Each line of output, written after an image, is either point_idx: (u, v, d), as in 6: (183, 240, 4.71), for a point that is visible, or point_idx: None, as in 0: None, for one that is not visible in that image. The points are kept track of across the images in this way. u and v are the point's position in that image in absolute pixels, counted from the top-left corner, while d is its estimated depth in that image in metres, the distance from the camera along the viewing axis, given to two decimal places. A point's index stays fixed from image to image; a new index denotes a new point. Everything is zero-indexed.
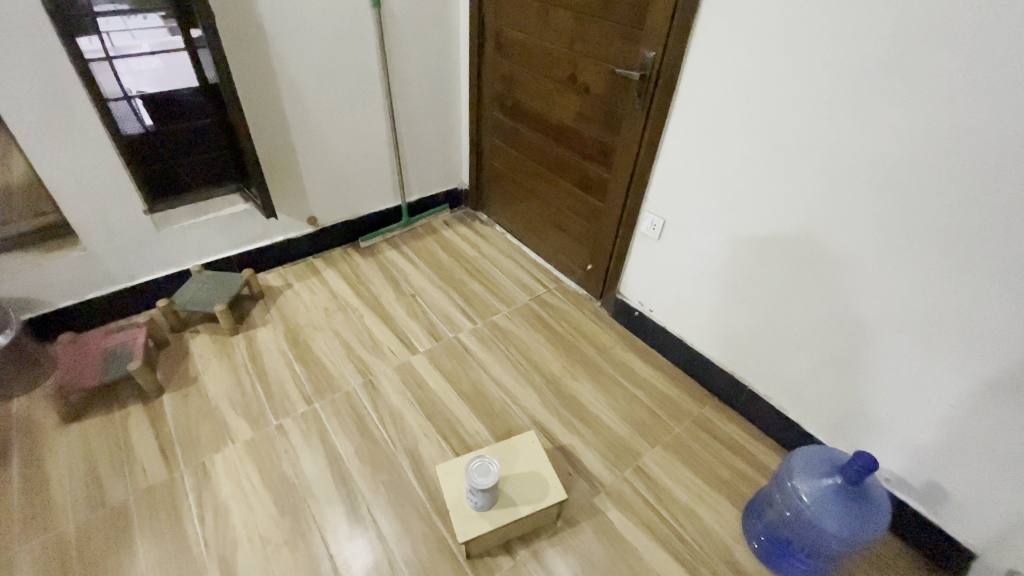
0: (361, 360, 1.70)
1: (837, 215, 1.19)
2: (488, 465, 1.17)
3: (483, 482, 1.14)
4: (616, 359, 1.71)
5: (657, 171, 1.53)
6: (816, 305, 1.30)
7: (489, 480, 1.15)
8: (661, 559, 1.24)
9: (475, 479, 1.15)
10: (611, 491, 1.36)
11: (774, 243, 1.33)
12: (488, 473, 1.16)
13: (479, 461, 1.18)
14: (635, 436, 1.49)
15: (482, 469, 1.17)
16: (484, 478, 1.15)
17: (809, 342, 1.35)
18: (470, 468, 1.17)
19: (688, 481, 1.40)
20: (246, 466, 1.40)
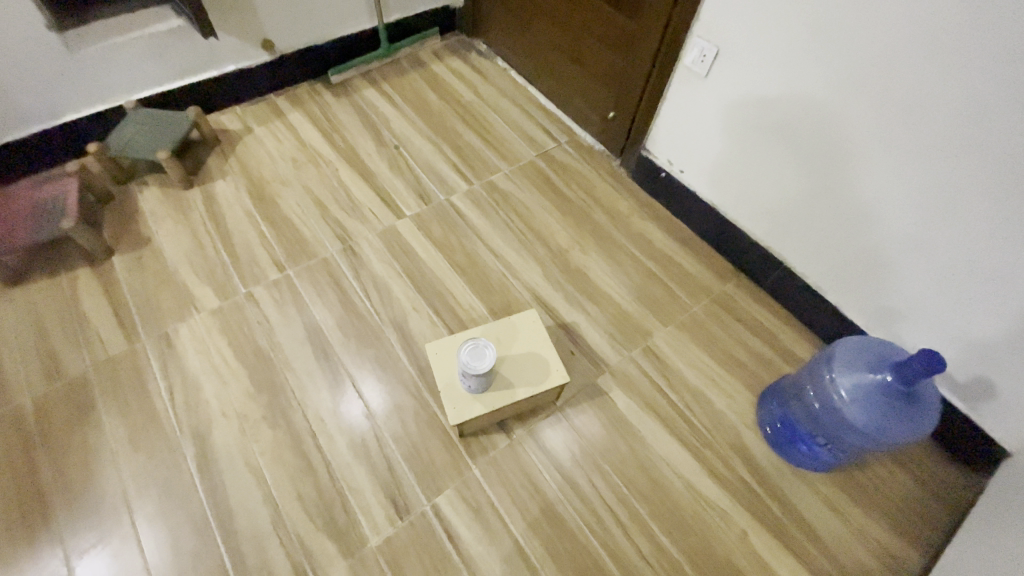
0: (336, 221, 1.46)
1: (966, 43, 0.85)
2: (483, 347, 1.02)
3: (475, 367, 0.99)
4: (632, 229, 1.48)
5: None
6: (899, 171, 1.02)
7: (483, 366, 1.00)
8: (666, 443, 1.15)
9: (467, 363, 1.00)
10: (616, 372, 1.23)
11: (858, 85, 1.01)
12: (482, 357, 1.01)
13: (472, 342, 1.02)
14: (648, 314, 1.33)
15: (475, 352, 1.01)
16: (478, 363, 1.00)
17: (876, 216, 1.10)
18: (461, 351, 1.01)
19: (704, 364, 1.26)
20: (213, 337, 1.25)
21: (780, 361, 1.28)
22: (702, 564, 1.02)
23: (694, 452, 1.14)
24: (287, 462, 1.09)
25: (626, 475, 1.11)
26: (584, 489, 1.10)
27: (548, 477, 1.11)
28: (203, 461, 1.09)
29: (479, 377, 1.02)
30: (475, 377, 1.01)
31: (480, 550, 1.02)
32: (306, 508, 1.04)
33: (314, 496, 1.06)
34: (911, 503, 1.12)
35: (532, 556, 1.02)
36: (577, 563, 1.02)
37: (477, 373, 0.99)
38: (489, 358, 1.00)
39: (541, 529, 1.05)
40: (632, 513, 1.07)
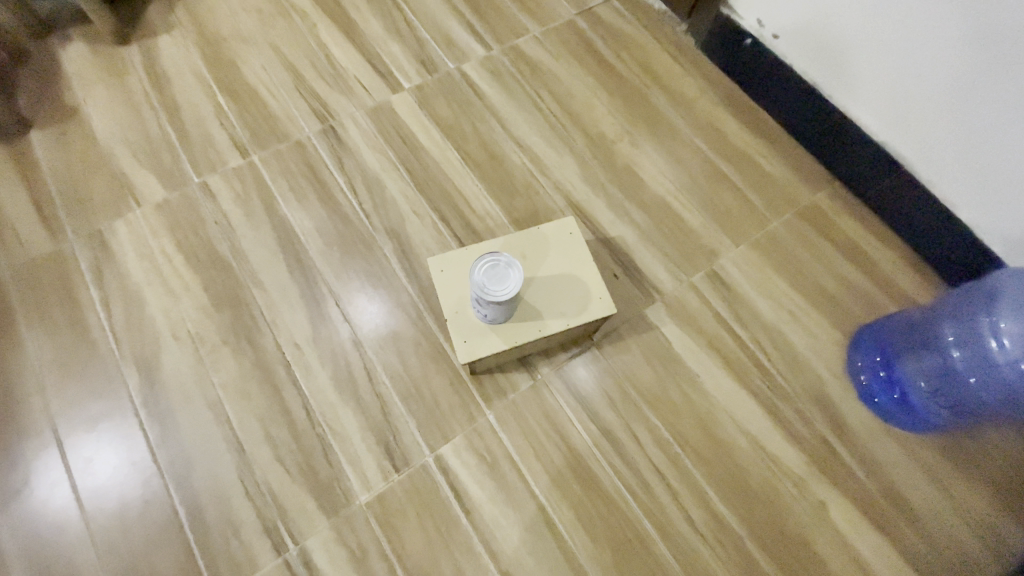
0: (314, 95, 1.12)
1: None
2: (507, 265, 0.74)
3: (495, 292, 0.73)
4: (698, 117, 1.14)
5: None
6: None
7: (506, 291, 0.73)
8: (732, 392, 0.91)
9: (484, 285, 0.73)
10: (671, 301, 0.96)
11: None
12: (505, 279, 0.73)
13: (490, 257, 0.75)
14: (715, 230, 1.03)
15: (494, 272, 0.74)
16: (499, 287, 0.73)
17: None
18: (474, 269, 0.74)
19: (782, 297, 0.99)
20: (158, 239, 0.99)
21: (877, 296, 1.01)
22: (770, 545, 0.82)
23: (766, 405, 0.91)
24: (254, 398, 0.87)
25: (680, 431, 0.88)
26: (627, 444, 0.86)
27: (581, 429, 0.87)
28: (150, 393, 0.87)
29: (500, 306, 0.75)
30: (495, 305, 0.74)
31: (495, 514, 0.82)
32: (277, 455, 0.83)
33: (287, 441, 0.84)
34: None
35: (559, 524, 0.81)
36: (615, 537, 0.81)
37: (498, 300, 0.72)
38: (515, 280, 0.73)
39: (571, 491, 0.83)
40: (687, 478, 0.85)
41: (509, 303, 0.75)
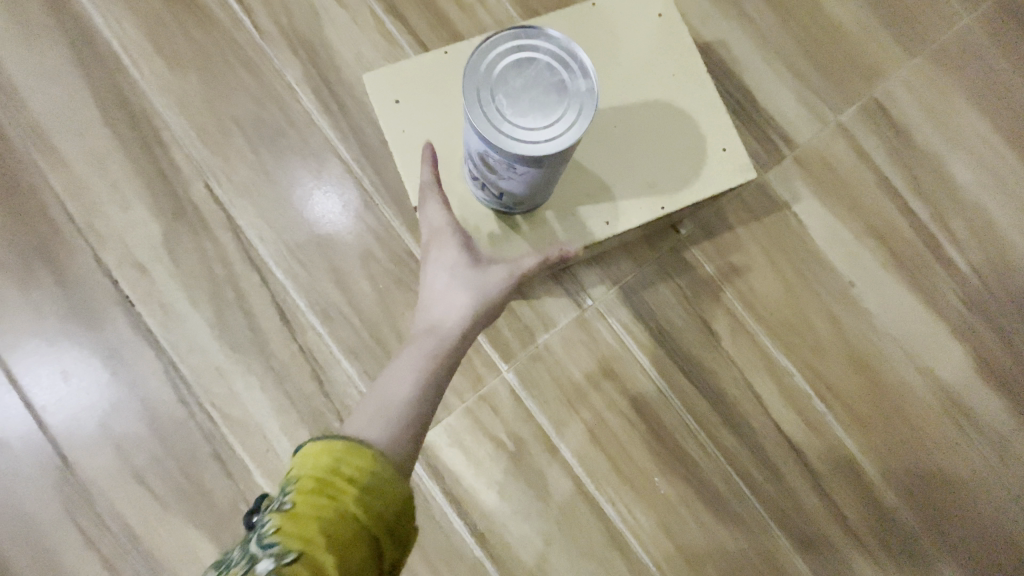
0: None
1: None
2: (561, 67, 0.29)
3: (525, 130, 0.28)
4: None
5: None
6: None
7: (556, 133, 0.29)
8: (905, 308, 0.55)
9: (498, 110, 0.29)
10: (806, 158, 0.55)
11: None
12: (553, 101, 0.29)
13: (518, 39, 0.29)
14: (879, 29, 0.59)
15: (527, 76, 0.29)
16: (537, 119, 0.28)
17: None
18: (475, 58, 0.29)
19: (984, 147, 0.59)
20: None
21: None
22: (950, 532, 0.52)
23: (958, 328, 0.55)
24: (72, 366, 0.47)
25: (825, 377, 0.53)
26: (740, 407, 0.51)
27: (664, 387, 0.51)
28: None
29: (530, 173, 0.31)
30: (519, 169, 0.31)
31: (526, 534, 0.48)
32: (133, 465, 0.46)
33: (147, 441, 0.46)
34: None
35: (636, 545, 0.48)
36: (726, 555, 0.49)
37: (529, 154, 0.29)
38: (581, 108, 0.29)
39: (652, 488, 0.49)
40: (836, 451, 0.52)
41: (551, 168, 0.31)
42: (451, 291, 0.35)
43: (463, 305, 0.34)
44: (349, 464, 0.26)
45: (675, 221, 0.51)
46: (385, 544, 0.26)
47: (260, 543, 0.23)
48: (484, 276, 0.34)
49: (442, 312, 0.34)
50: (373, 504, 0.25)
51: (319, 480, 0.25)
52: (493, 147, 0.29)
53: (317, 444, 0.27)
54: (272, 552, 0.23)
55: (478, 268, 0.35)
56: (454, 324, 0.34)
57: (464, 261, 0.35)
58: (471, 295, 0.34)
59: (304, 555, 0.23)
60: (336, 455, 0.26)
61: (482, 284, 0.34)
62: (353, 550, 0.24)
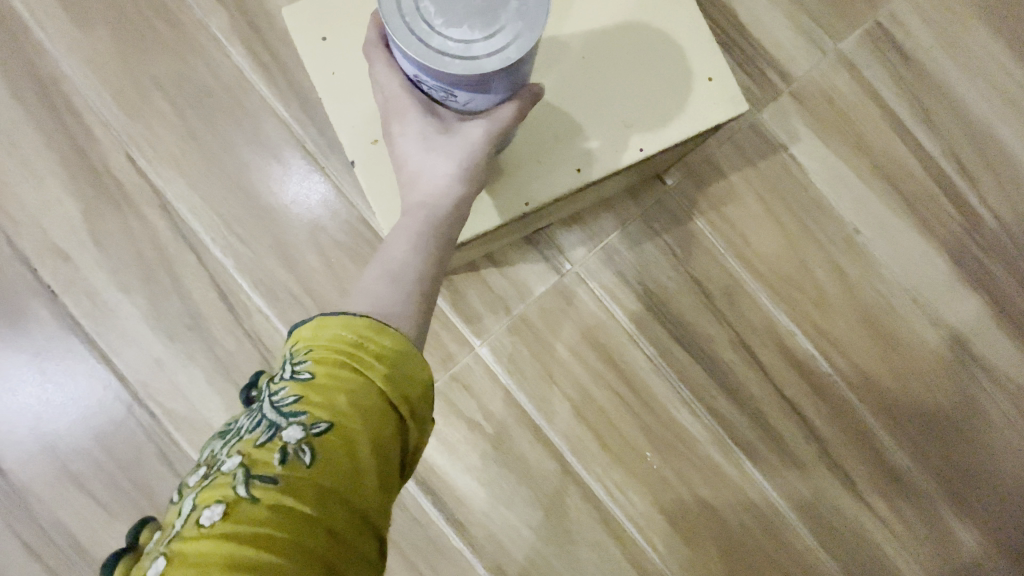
0: None
1: None
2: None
3: (454, 41, 0.22)
4: None
5: None
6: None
7: (496, 45, 0.22)
8: (915, 254, 0.50)
9: (423, 19, 0.22)
10: (803, 93, 0.49)
11: None
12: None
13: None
14: None
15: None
16: (471, 26, 0.22)
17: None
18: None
19: (1002, 72, 0.52)
20: None
21: None
22: (962, 489, 0.49)
23: (972, 274, 0.50)
24: None
25: (829, 334, 0.48)
26: (737, 371, 0.47)
27: (654, 355, 0.46)
28: None
29: (473, 98, 0.25)
30: (456, 93, 0.25)
31: (510, 521, 0.44)
32: (71, 471, 0.42)
33: (84, 445, 0.42)
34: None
35: (628, 525, 0.45)
36: (726, 531, 0.46)
37: (460, 74, 0.23)
38: (528, 11, 0.22)
39: (643, 463, 0.45)
40: (843, 413, 0.48)
41: (501, 91, 0.25)
42: (432, 157, 0.28)
43: (444, 174, 0.28)
44: (369, 340, 0.22)
45: (660, 170, 0.45)
46: (416, 423, 0.22)
47: (280, 411, 0.20)
48: (458, 139, 0.28)
49: (428, 182, 0.28)
50: (402, 378, 0.22)
51: (337, 354, 0.22)
52: (417, 65, 0.23)
53: (327, 317, 0.23)
54: (298, 420, 0.20)
55: (453, 127, 0.28)
56: (447, 195, 0.28)
57: (432, 124, 0.28)
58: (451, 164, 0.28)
59: (334, 425, 0.20)
60: (356, 330, 0.22)
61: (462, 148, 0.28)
62: (386, 422, 0.21)
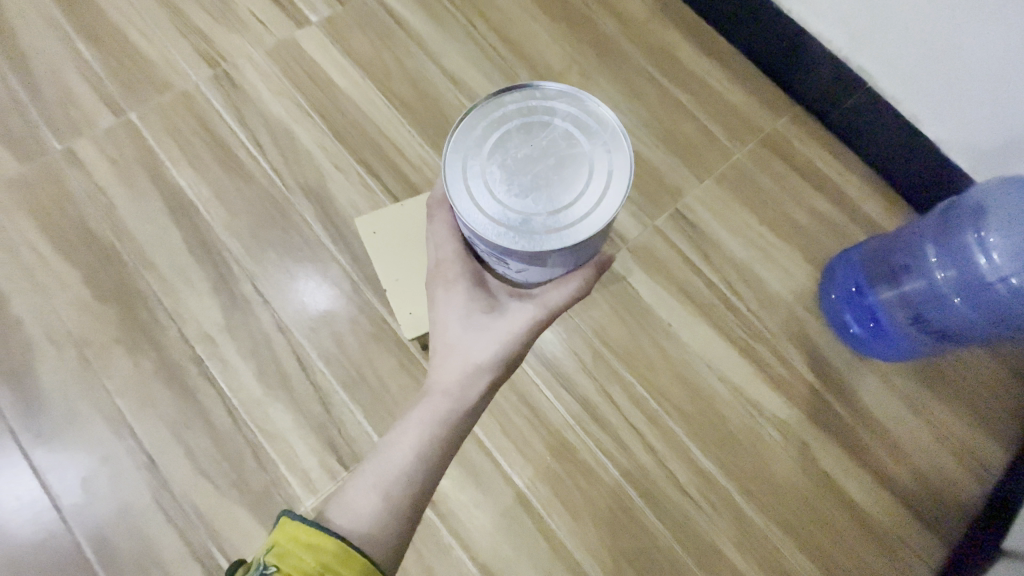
0: (197, 31, 0.94)
1: None
2: (569, 149, 0.44)
3: (525, 219, 0.43)
4: (651, 42, 1.03)
5: None
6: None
7: (559, 225, 0.43)
8: (703, 337, 0.87)
9: (501, 195, 0.44)
10: (636, 248, 0.90)
11: None
12: (556, 188, 0.43)
13: (530, 106, 0.45)
14: (677, 167, 0.96)
15: (532, 148, 0.44)
16: (543, 210, 0.43)
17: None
18: (480, 129, 0.45)
19: (750, 235, 0.93)
20: (17, 226, 0.80)
21: (845, 222, 0.95)
22: (747, 484, 0.79)
23: (741, 350, 0.86)
24: (160, 402, 0.73)
25: (654, 385, 0.83)
26: (600, 408, 0.82)
27: (552, 398, 0.82)
28: (27, 411, 0.72)
29: (527, 263, 0.46)
30: (514, 261, 0.46)
31: (462, 499, 0.77)
32: (200, 468, 0.70)
33: (210, 450, 0.71)
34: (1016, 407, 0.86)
35: (534, 499, 0.77)
36: (595, 505, 0.77)
37: (533, 248, 0.42)
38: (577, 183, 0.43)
39: (545, 463, 0.79)
40: (666, 433, 0.81)
41: (548, 266, 0.46)
42: (473, 336, 0.55)
43: (480, 345, 0.55)
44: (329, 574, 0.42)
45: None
46: None
47: None
48: (504, 318, 0.54)
49: (463, 356, 0.55)
50: None
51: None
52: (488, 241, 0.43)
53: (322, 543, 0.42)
54: None
55: (497, 314, 0.55)
56: (460, 393, 0.55)
57: (487, 309, 0.55)
58: (488, 335, 0.54)
59: None
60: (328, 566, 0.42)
61: (503, 321, 0.54)
62: None
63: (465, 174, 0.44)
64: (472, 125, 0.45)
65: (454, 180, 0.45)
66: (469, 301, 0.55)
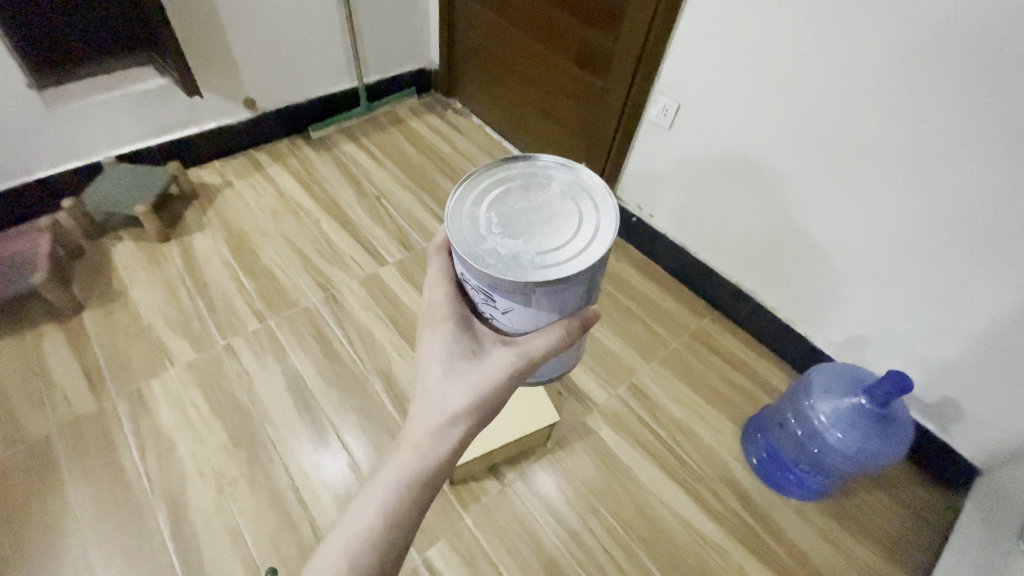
0: (318, 268, 1.48)
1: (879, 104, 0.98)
2: (559, 208, 0.60)
3: (514, 255, 0.57)
4: (611, 271, 1.57)
5: (671, 54, 1.27)
6: (920, 117, 0.94)
7: (544, 263, 0.56)
8: (657, 478, 1.17)
9: (500, 238, 0.58)
10: (604, 411, 1.27)
11: (793, 141, 1.14)
12: (542, 235, 0.58)
13: (531, 183, 0.63)
14: (631, 353, 1.39)
15: (529, 204, 0.61)
16: (530, 250, 0.57)
17: (879, 191, 1.05)
18: (490, 188, 0.62)
19: (687, 401, 1.30)
20: (189, 394, 1.21)
21: (756, 392, 1.33)
22: None
23: (686, 489, 1.16)
24: (268, 520, 1.04)
25: (621, 516, 1.12)
26: (581, 534, 1.09)
27: (545, 525, 1.10)
28: (176, 524, 1.03)
29: (511, 296, 0.58)
30: (501, 295, 0.59)
31: None
32: (291, 570, 0.99)
33: (298, 557, 1.00)
34: (905, 536, 1.12)
35: None
36: None
37: (518, 278, 0.55)
38: (559, 234, 0.58)
39: None
40: (631, 555, 1.07)
41: (528, 302, 0.59)
42: (454, 382, 0.67)
43: (459, 388, 0.67)
44: None
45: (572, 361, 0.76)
46: None
47: None
48: (483, 363, 0.67)
49: (444, 398, 0.67)
50: None
51: None
52: (480, 268, 0.57)
53: None
54: None
55: (476, 362, 0.67)
56: (433, 441, 0.67)
57: (470, 358, 0.68)
58: (467, 375, 0.67)
59: None
60: None
61: (483, 363, 0.66)
62: None
63: (472, 216, 0.60)
64: (485, 184, 0.63)
65: (464, 221, 0.60)
66: (454, 351, 0.68)
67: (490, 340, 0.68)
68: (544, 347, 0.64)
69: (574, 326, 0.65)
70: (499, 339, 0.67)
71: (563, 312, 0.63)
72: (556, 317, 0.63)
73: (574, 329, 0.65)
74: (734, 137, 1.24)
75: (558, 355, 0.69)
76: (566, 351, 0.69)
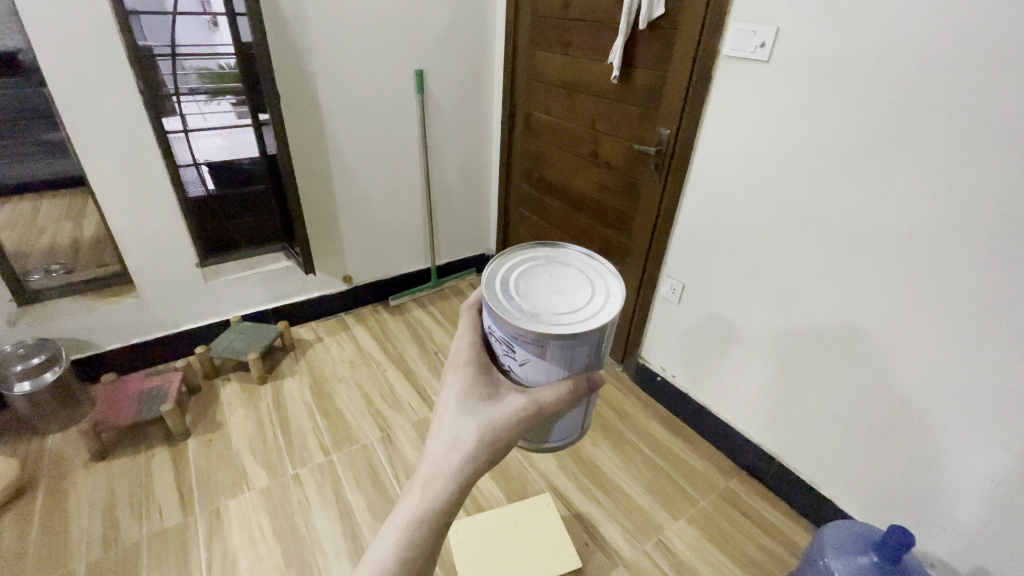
0: (380, 411, 1.73)
1: (842, 292, 1.22)
2: (578, 281, 0.70)
3: (535, 313, 0.65)
4: (639, 427, 1.71)
5: (672, 249, 1.61)
6: (883, 291, 1.14)
7: (561, 320, 0.64)
8: None
9: (523, 299, 0.67)
10: (630, 565, 1.30)
11: (781, 321, 1.37)
12: (560, 300, 0.67)
13: (554, 261, 0.74)
14: (658, 508, 1.45)
15: (552, 276, 0.71)
16: (550, 310, 0.65)
17: (864, 348, 1.21)
18: (519, 262, 0.73)
19: (715, 563, 1.31)
20: (256, 517, 1.39)
21: (788, 557, 1.33)
22: None
23: None
24: None
25: None
26: None
27: None
28: None
29: (529, 350, 0.65)
30: (520, 347, 0.65)
31: None
32: None
33: None
34: None
35: None
36: None
37: (537, 329, 0.63)
38: (576, 301, 0.67)
39: None
40: None
41: (544, 355, 0.65)
42: (466, 424, 0.71)
43: (470, 431, 0.71)
44: None
45: (582, 422, 0.81)
46: None
47: None
48: (496, 407, 0.71)
49: (455, 438, 0.72)
50: None
51: None
52: (504, 320, 0.64)
53: None
54: None
55: (490, 407, 0.72)
56: (444, 482, 0.70)
57: (485, 402, 0.72)
58: (479, 415, 0.71)
59: None
60: None
61: (497, 407, 0.71)
62: None
63: (500, 281, 0.70)
64: (516, 257, 0.75)
65: (495, 282, 0.70)
66: (472, 394, 0.72)
67: (506, 386, 0.72)
68: (554, 397, 0.70)
69: (584, 382, 0.71)
70: (515, 386, 0.72)
71: (576, 369, 0.69)
72: (567, 373, 0.69)
73: (584, 385, 0.71)
74: (732, 310, 1.49)
75: (568, 408, 0.74)
76: (574, 406, 0.74)
